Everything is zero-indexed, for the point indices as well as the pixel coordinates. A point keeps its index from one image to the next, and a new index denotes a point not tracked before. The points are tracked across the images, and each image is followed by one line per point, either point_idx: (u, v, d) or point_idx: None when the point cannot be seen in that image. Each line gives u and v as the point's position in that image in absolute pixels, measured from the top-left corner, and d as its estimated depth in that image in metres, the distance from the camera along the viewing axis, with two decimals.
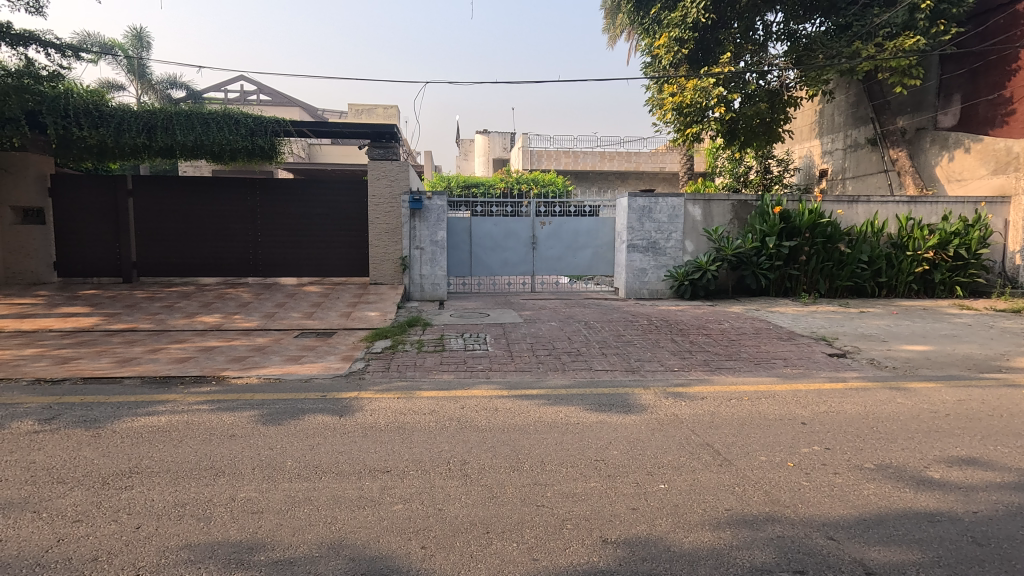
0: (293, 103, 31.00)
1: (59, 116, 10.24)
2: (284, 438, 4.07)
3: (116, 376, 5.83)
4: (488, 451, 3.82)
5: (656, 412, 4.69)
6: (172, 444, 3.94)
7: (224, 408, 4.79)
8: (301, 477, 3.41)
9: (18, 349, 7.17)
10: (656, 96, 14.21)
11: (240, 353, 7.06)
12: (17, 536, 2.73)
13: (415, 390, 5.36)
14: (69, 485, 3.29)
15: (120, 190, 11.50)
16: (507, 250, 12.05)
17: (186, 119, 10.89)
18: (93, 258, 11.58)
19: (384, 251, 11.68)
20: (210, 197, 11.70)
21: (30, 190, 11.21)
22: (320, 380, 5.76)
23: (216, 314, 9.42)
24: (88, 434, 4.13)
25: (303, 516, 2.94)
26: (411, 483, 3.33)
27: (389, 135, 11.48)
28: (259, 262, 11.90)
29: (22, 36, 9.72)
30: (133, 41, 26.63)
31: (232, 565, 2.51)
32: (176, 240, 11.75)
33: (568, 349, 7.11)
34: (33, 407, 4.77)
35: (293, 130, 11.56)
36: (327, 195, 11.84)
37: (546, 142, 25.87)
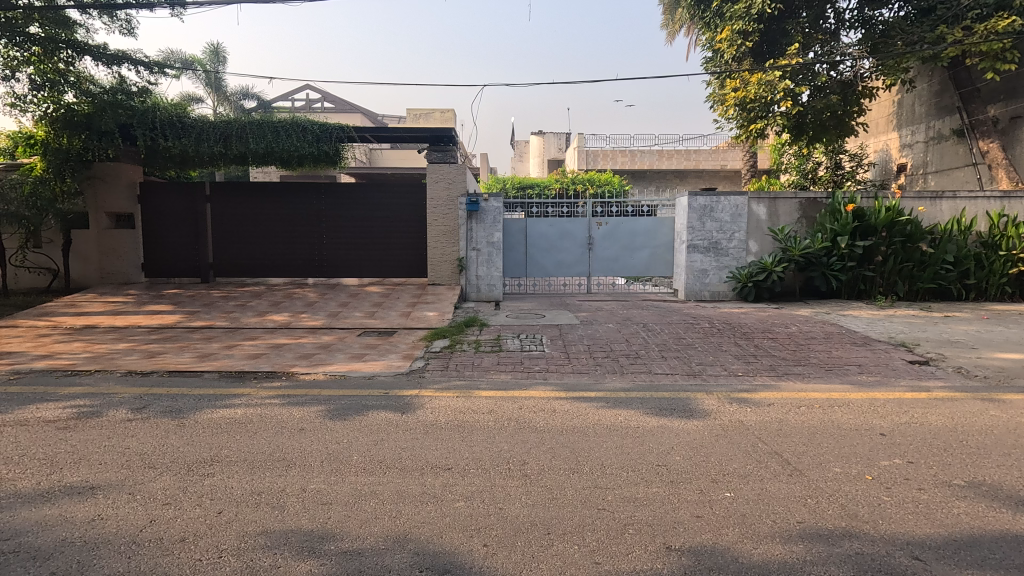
0: (355, 110, 32.15)
1: (147, 128, 11.01)
2: (351, 432, 4.23)
3: (197, 370, 6.25)
4: (547, 452, 3.82)
5: (720, 418, 4.55)
6: (248, 435, 4.18)
7: (294, 402, 5.03)
8: (367, 471, 3.53)
9: (112, 343, 7.81)
10: (717, 92, 13.78)
11: (308, 350, 7.39)
12: (116, 515, 2.98)
13: (474, 390, 5.42)
14: (159, 469, 3.55)
15: (198, 196, 12.29)
16: (563, 251, 12.01)
17: (258, 128, 11.48)
18: (175, 259, 12.43)
19: (442, 252, 11.90)
20: (280, 201, 12.30)
21: (122, 197, 12.15)
22: (383, 377, 5.94)
23: (285, 313, 9.88)
24: (174, 424, 4.45)
25: (370, 509, 3.04)
26: (472, 481, 3.38)
27: (447, 138, 11.67)
28: (324, 263, 12.41)
29: (117, 56, 10.57)
30: (211, 56, 28.42)
31: (305, 553, 2.63)
32: (249, 243, 12.43)
33: (626, 351, 7.01)
34: (126, 397, 5.19)
35: (356, 136, 11.97)
36: (387, 198, 12.21)
37: (602, 142, 25.58)
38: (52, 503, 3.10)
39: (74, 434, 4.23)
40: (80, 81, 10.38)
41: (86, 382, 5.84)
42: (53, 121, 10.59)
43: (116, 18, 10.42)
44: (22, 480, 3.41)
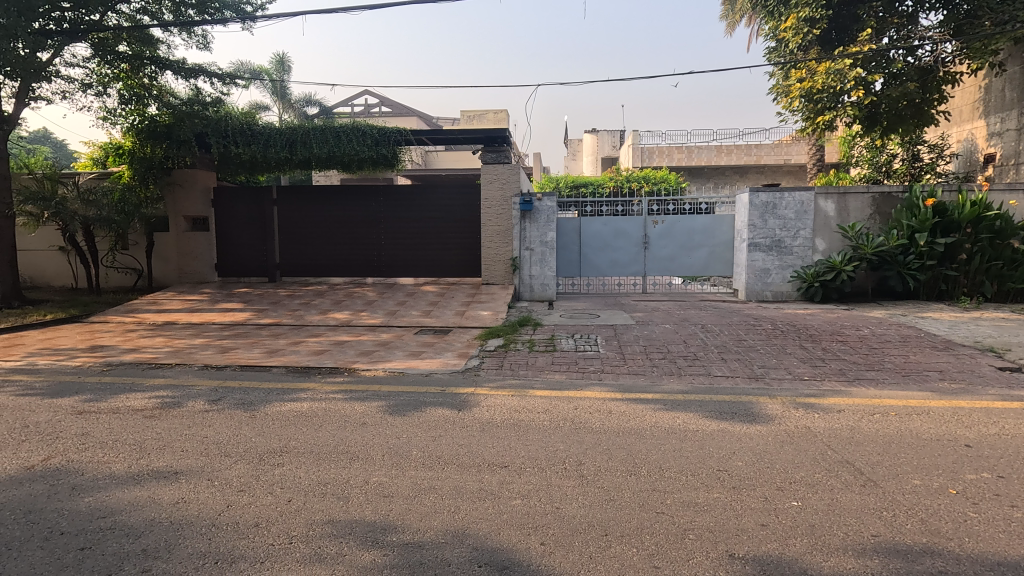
0: (411, 113, 32.91)
1: (220, 136, 11.64)
2: (409, 428, 4.34)
3: (266, 365, 6.58)
4: (604, 453, 3.79)
5: (785, 423, 4.37)
6: (314, 428, 4.38)
7: (355, 397, 5.23)
8: (426, 466, 3.62)
9: (190, 339, 8.35)
10: (781, 83, 13.18)
11: (367, 347, 7.63)
12: (197, 499, 3.19)
13: (528, 389, 5.45)
14: (234, 458, 3.77)
15: (266, 199, 12.94)
16: (617, 251, 11.86)
17: (321, 133, 11.95)
18: (245, 259, 13.13)
19: (496, 252, 11.99)
20: (341, 204, 12.78)
21: (198, 201, 12.95)
22: (439, 375, 6.06)
23: (346, 311, 10.24)
24: (246, 415, 4.72)
25: (429, 503, 3.12)
26: (528, 479, 3.40)
27: (501, 139, 11.74)
28: (382, 264, 12.79)
29: (193, 69, 11.30)
30: (277, 66, 29.87)
31: (368, 543, 2.73)
32: (312, 244, 12.97)
33: (684, 353, 6.83)
34: (203, 390, 5.54)
35: (412, 138, 12.26)
36: (442, 199, 12.44)
37: (657, 139, 25.06)
38: (142, 485, 3.36)
39: (159, 422, 4.56)
40: (161, 94, 11.11)
41: (168, 374, 6.27)
42: (138, 132, 11.60)
43: (193, 33, 11.12)
44: (115, 463, 3.72)
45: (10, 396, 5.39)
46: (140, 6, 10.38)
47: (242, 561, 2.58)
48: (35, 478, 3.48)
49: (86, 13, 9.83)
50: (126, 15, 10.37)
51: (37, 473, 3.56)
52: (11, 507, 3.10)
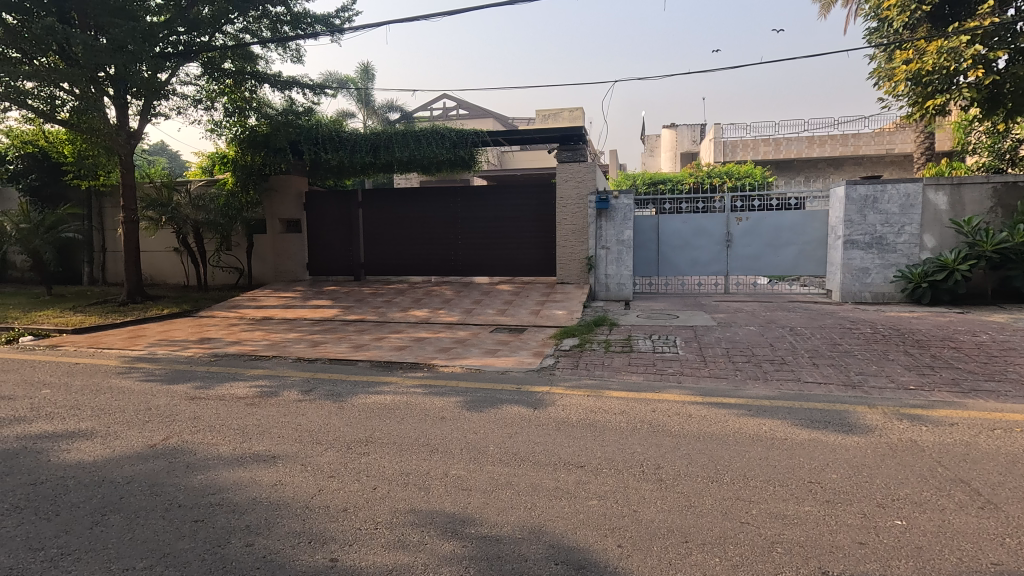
0: (487, 115, 33.47)
1: (312, 143, 12.52)
2: (486, 424, 4.43)
3: (352, 359, 6.95)
4: (684, 458, 3.67)
5: (886, 435, 4.04)
6: (396, 420, 4.58)
7: (435, 392, 5.41)
8: (503, 462, 3.68)
9: (284, 333, 8.97)
10: (883, 66, 12.18)
11: (445, 345, 7.85)
12: (292, 482, 3.43)
13: (604, 389, 5.39)
14: (324, 446, 4.02)
15: (352, 202, 13.62)
16: (698, 250, 11.45)
17: (403, 137, 12.43)
18: (333, 259, 13.91)
19: (571, 251, 11.93)
20: (421, 205, 13.22)
21: (290, 205, 13.81)
22: (515, 373, 6.13)
23: (425, 309, 10.59)
24: (335, 406, 5.02)
25: (506, 498, 3.17)
26: (605, 481, 3.36)
27: (577, 137, 11.69)
28: (459, 263, 13.11)
29: (288, 82, 12.11)
30: (362, 74, 31.36)
31: (448, 533, 2.82)
32: (394, 244, 13.52)
33: (770, 356, 6.48)
34: (296, 381, 5.94)
35: (489, 139, 12.44)
36: (518, 199, 12.56)
37: (740, 133, 23.83)
38: (245, 466, 3.67)
39: (259, 409, 4.94)
40: (260, 106, 12.00)
41: (266, 365, 6.78)
42: (241, 142, 12.59)
43: (288, 48, 11.96)
44: (223, 445, 4.07)
45: (136, 381, 6.05)
46: (242, 26, 11.28)
47: (333, 542, 2.75)
48: (157, 455, 3.89)
49: (197, 35, 10.77)
50: (230, 35, 11.29)
51: (158, 451, 3.98)
52: (138, 479, 3.49)
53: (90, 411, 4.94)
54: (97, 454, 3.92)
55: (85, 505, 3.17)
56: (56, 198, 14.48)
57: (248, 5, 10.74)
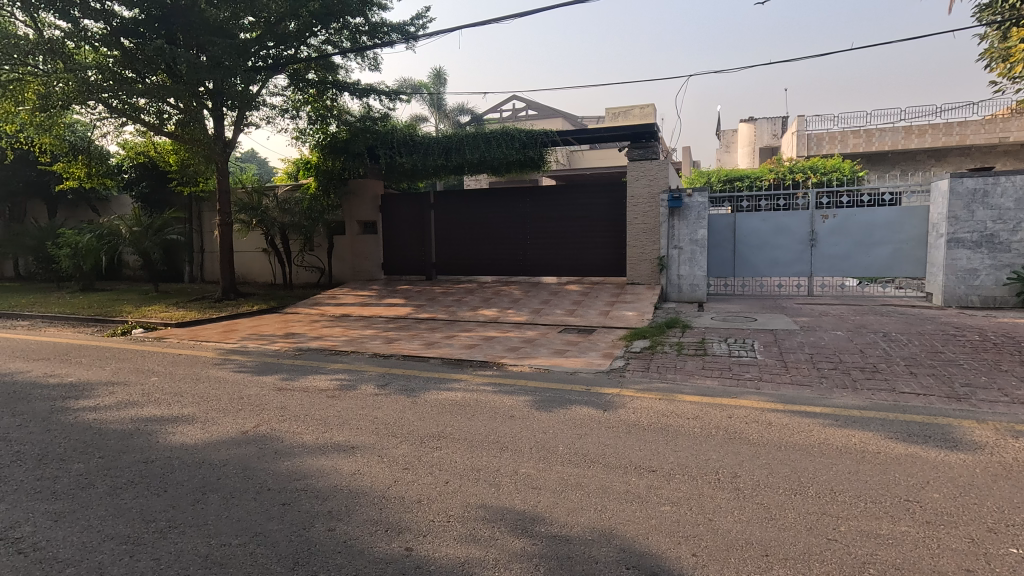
0: (557, 115, 33.42)
1: (388, 148, 12.99)
2: (556, 424, 4.42)
3: (425, 357, 7.16)
4: (764, 468, 3.50)
5: (998, 454, 3.66)
6: (467, 417, 4.67)
7: (504, 391, 5.47)
8: (572, 462, 3.66)
9: (361, 330, 9.38)
10: (997, 46, 11.02)
11: (514, 344, 7.92)
12: (370, 472, 3.59)
13: (677, 393, 5.25)
14: (399, 438, 4.18)
15: (424, 203, 14.02)
16: (778, 249, 10.87)
17: (473, 139, 12.64)
18: (406, 259, 14.38)
19: (641, 251, 11.67)
20: (491, 206, 13.41)
21: (368, 207, 14.48)
22: (584, 374, 6.08)
23: (494, 308, 10.71)
24: (409, 400, 5.20)
25: (575, 499, 3.15)
26: (678, 487, 3.27)
27: (649, 134, 11.41)
28: (528, 263, 13.17)
29: (366, 89, 12.65)
30: (434, 79, 32.21)
31: (518, 530, 2.84)
32: (464, 244, 13.78)
33: (860, 363, 6.04)
34: (372, 376, 6.20)
35: (559, 139, 12.46)
36: (587, 198, 12.46)
37: (830, 124, 22.39)
38: (327, 455, 3.87)
39: (338, 402, 5.20)
40: (340, 114, 12.71)
41: (345, 360, 7.13)
42: (323, 148, 13.29)
43: (366, 57, 12.49)
44: (306, 434, 4.32)
45: (230, 372, 6.55)
46: (325, 38, 11.88)
47: (408, 532, 2.85)
48: (250, 441, 4.19)
49: (285, 49, 11.48)
50: (314, 47, 11.94)
51: (250, 437, 4.29)
52: (232, 462, 3.78)
53: (191, 398, 5.39)
54: (197, 438, 4.27)
55: (188, 484, 3.46)
56: (162, 204, 15.93)
57: (331, 18, 11.31)
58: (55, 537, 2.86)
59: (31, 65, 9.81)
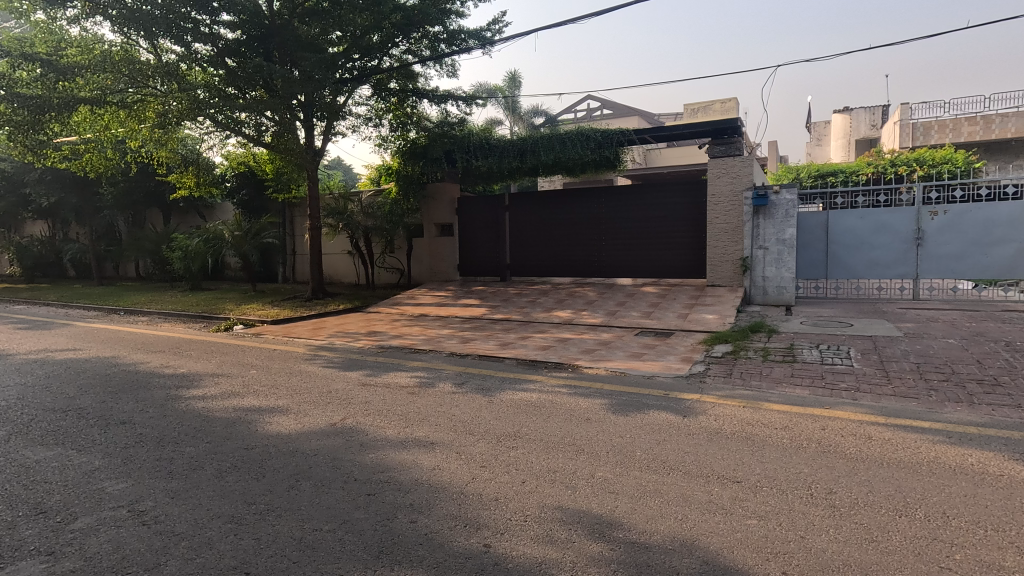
0: (633, 112, 32.79)
1: (465, 151, 13.26)
2: (633, 429, 4.34)
3: (500, 357, 7.26)
4: (864, 485, 3.24)
5: None
6: (542, 418, 4.69)
7: (580, 393, 5.43)
8: (651, 468, 3.57)
9: (439, 329, 9.66)
10: None
11: (589, 346, 7.84)
12: (448, 468, 3.68)
13: (763, 401, 4.98)
14: (477, 437, 4.25)
15: (499, 205, 14.21)
16: (879, 248, 10.03)
17: (548, 140, 12.62)
18: (482, 260, 14.64)
19: (723, 252, 11.17)
20: (565, 207, 13.37)
21: (445, 211, 14.86)
22: (662, 378, 5.92)
23: (568, 310, 10.66)
24: (485, 399, 5.29)
25: (655, 506, 3.07)
26: (766, 500, 3.10)
27: (731, 130, 10.90)
28: (603, 264, 13.01)
29: (444, 95, 13.03)
30: (510, 83, 32.59)
31: (595, 535, 2.81)
32: (539, 246, 13.83)
33: (977, 375, 5.44)
34: (450, 374, 6.37)
35: (636, 137, 12.25)
36: (665, 197, 12.13)
37: (939, 111, 20.45)
38: (409, 449, 4.02)
39: (418, 398, 5.38)
40: (419, 120, 13.29)
41: (424, 358, 7.37)
42: (404, 154, 13.79)
43: (445, 64, 12.86)
44: (389, 428, 4.51)
45: (319, 367, 6.97)
46: (406, 48, 12.35)
47: (485, 529, 2.90)
48: (338, 433, 4.43)
49: (369, 60, 12.13)
50: (396, 57, 12.45)
51: (338, 429, 4.53)
52: (323, 452, 4.01)
53: (286, 390, 5.79)
54: (290, 428, 4.58)
55: (283, 471, 3.71)
56: (259, 210, 17.20)
57: (411, 28, 11.74)
58: (171, 513, 3.16)
59: (151, 87, 10.92)
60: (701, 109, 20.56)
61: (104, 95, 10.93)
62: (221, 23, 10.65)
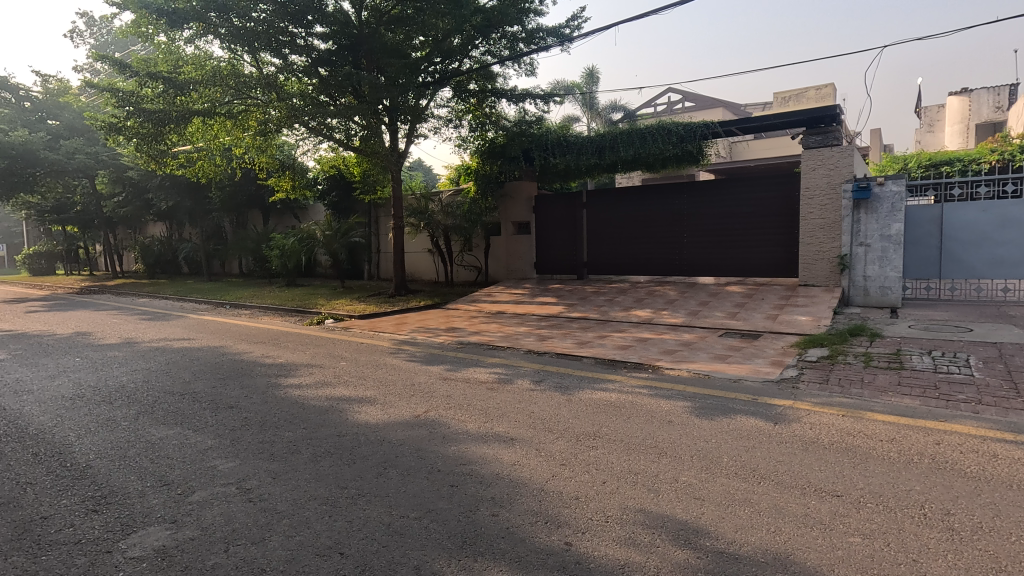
0: (717, 104, 31.46)
1: (543, 149, 13.26)
2: (719, 433, 4.16)
3: (578, 355, 7.21)
4: (988, 509, 2.91)
5: None
6: (622, 419, 4.60)
7: (661, 394, 5.28)
8: (740, 476, 3.40)
9: (516, 326, 9.75)
10: None
11: (671, 346, 7.60)
12: (527, 465, 3.71)
13: (865, 410, 4.61)
14: (555, 435, 4.25)
15: (576, 203, 14.10)
16: (1003, 244, 9.00)
17: (628, 136, 12.37)
18: (558, 258, 14.58)
19: (817, 249, 10.43)
20: (645, 204, 13.03)
21: (522, 208, 14.91)
22: (750, 383, 5.62)
23: (647, 309, 10.40)
24: (564, 398, 5.28)
25: (744, 516, 2.93)
26: (871, 517, 2.87)
27: (828, 118, 10.15)
28: (685, 263, 12.57)
29: (522, 94, 13.11)
30: (587, 79, 32.32)
31: (681, 541, 2.73)
32: (617, 243, 13.57)
33: None
34: (528, 371, 6.41)
35: (721, 130, 11.72)
36: (753, 192, 11.52)
37: None
38: (489, 444, 4.09)
39: (497, 394, 5.47)
40: (498, 119, 13.42)
41: (502, 355, 7.47)
42: (482, 153, 14.03)
43: (523, 63, 12.96)
44: (470, 422, 4.60)
45: (403, 361, 7.26)
46: (485, 49, 12.55)
47: (567, 527, 2.89)
48: (421, 425, 4.59)
49: (450, 63, 12.46)
50: (476, 59, 12.70)
51: (422, 421, 4.69)
52: (408, 443, 4.17)
53: (373, 382, 6.08)
54: (378, 418, 4.80)
55: (371, 459, 3.89)
56: (348, 211, 18.16)
57: (491, 29, 11.91)
58: (274, 491, 3.42)
59: (254, 98, 11.83)
60: (793, 97, 19.38)
61: (214, 107, 11.95)
62: (315, 35, 11.38)
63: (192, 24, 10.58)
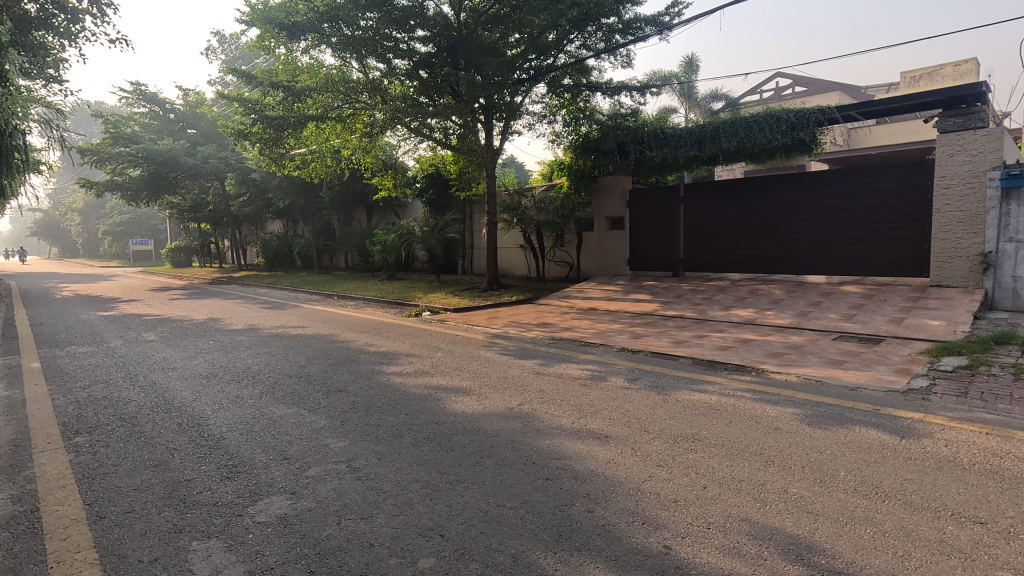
0: (833, 87, 28.93)
1: (638, 142, 12.90)
2: (835, 445, 3.83)
3: (674, 355, 6.97)
4: None
5: None
6: (724, 423, 4.37)
7: (767, 399, 4.96)
8: (860, 492, 3.12)
9: (609, 323, 9.61)
10: None
11: (777, 349, 7.13)
12: (623, 463, 3.64)
13: (1016, 429, 4.04)
14: (653, 435, 4.13)
15: (674, 196, 13.56)
16: None
17: (731, 125, 11.70)
18: (652, 254, 14.09)
19: (954, 245, 9.29)
20: (750, 197, 12.27)
21: (617, 203, 14.62)
22: (870, 392, 5.12)
23: (750, 309, 9.82)
24: (660, 398, 5.11)
25: (865, 535, 2.69)
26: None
27: (971, 97, 9.01)
28: (793, 260, 11.68)
29: (618, 87, 12.84)
30: (686, 68, 31.00)
31: (792, 556, 2.55)
32: (717, 239, 12.89)
33: None
34: (621, 369, 6.29)
35: (839, 115, 10.77)
36: (876, 182, 10.47)
37: None
38: (583, 441, 4.06)
39: (590, 391, 5.42)
40: (592, 113, 13.25)
41: (594, 352, 7.39)
42: (576, 148, 13.92)
43: (620, 55, 12.69)
44: (563, 418, 4.60)
45: (496, 354, 7.41)
46: (581, 43, 12.44)
47: (665, 530, 2.80)
48: (515, 417, 4.66)
49: (545, 59, 12.47)
50: (571, 53, 12.63)
51: (516, 413, 4.76)
52: (503, 434, 4.25)
53: (468, 373, 6.27)
54: (473, 408, 4.94)
55: (468, 447, 4.00)
56: (444, 207, 18.79)
57: (586, 22, 11.79)
58: (380, 471, 3.63)
59: (362, 101, 12.59)
60: (926, 75, 17.39)
61: (326, 112, 12.86)
62: (417, 38, 11.79)
63: (308, 36, 11.45)
